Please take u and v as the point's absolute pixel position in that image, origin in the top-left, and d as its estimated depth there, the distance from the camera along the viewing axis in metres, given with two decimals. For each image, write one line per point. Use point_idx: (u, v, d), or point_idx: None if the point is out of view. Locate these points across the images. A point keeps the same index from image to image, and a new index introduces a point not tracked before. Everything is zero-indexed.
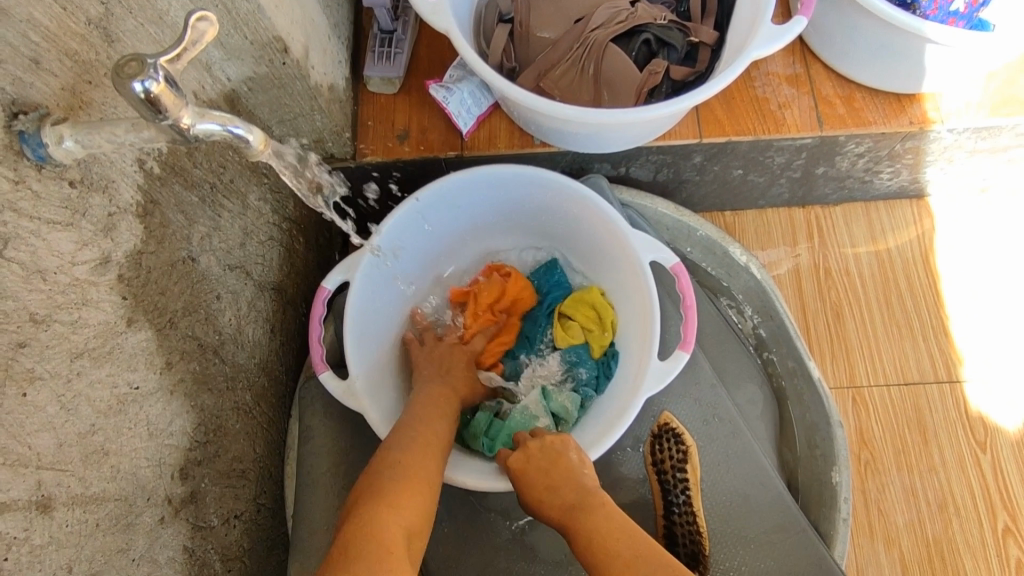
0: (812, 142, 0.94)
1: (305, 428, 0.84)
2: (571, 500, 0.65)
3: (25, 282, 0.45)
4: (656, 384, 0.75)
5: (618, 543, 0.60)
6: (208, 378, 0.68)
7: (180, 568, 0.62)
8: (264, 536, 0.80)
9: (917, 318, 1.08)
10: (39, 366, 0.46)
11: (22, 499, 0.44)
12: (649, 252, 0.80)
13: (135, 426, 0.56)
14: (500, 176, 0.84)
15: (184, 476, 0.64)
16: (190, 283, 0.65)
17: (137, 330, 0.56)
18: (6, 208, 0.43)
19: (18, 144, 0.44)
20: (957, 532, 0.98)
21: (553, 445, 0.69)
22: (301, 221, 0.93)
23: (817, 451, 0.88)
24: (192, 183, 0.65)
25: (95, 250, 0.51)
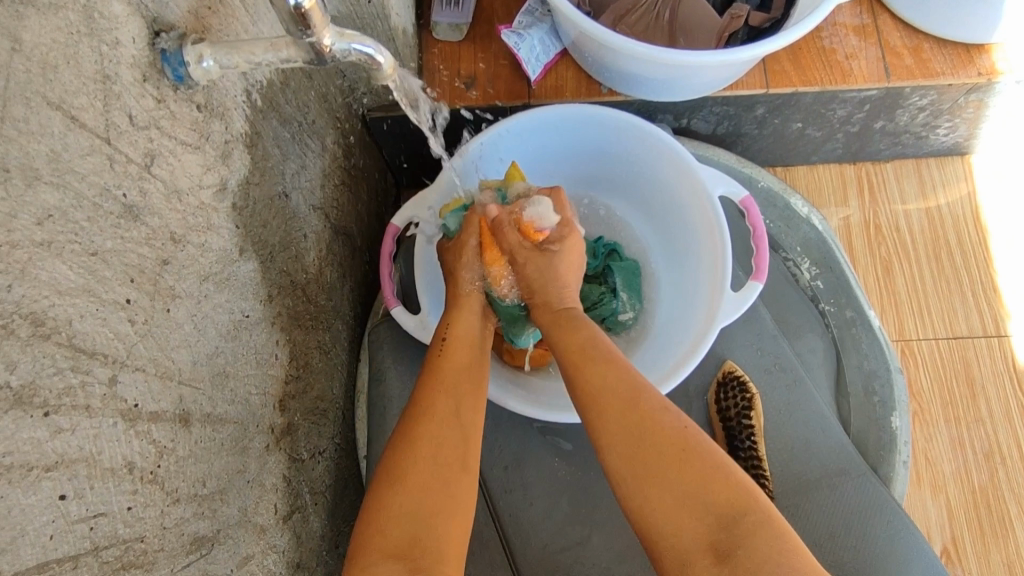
0: (877, 94, 0.95)
1: (377, 371, 0.86)
2: (576, 348, 0.62)
3: (166, 201, 0.45)
4: (732, 313, 0.78)
5: (622, 386, 0.58)
6: (297, 315, 0.69)
7: (281, 494, 0.64)
8: (344, 474, 0.82)
9: (966, 275, 1.10)
10: (177, 284, 0.47)
11: (169, 411, 0.45)
12: (718, 186, 0.82)
13: (247, 353, 0.57)
14: (566, 117, 0.85)
15: (283, 407, 0.65)
16: (284, 219, 0.65)
17: (246, 260, 0.57)
18: (152, 125, 0.43)
19: (160, 63, 0.44)
20: (1002, 481, 1.01)
21: (550, 298, 0.69)
22: (365, 170, 0.94)
23: (875, 398, 0.91)
24: (284, 119, 0.65)
25: (216, 175, 0.52)
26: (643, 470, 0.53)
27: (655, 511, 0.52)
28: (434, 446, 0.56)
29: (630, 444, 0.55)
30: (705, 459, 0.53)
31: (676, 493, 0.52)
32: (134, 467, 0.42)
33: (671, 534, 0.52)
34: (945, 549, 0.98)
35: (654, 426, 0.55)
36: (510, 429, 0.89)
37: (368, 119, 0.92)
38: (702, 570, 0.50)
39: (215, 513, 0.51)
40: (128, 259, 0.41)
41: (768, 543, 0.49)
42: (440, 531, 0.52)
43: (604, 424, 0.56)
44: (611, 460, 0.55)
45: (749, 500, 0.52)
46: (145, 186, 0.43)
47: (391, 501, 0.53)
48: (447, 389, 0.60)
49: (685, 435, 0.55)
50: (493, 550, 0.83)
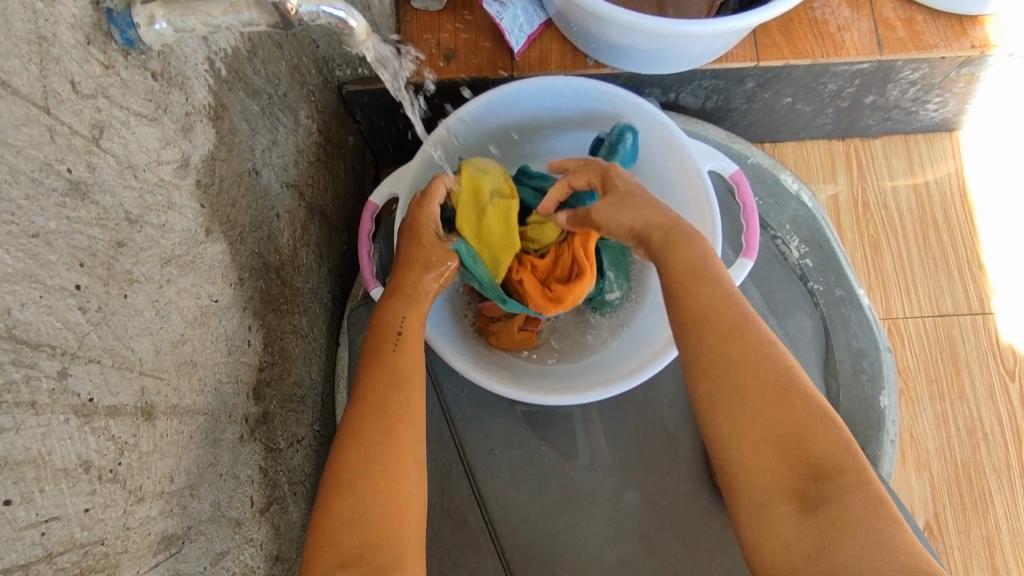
0: (869, 67, 0.93)
1: (358, 356, 0.83)
2: (683, 270, 0.59)
3: (119, 177, 0.42)
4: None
5: (731, 310, 0.56)
6: (271, 298, 0.66)
7: (258, 486, 0.61)
8: (325, 462, 0.80)
9: (953, 252, 1.09)
10: (136, 268, 0.43)
11: (129, 404, 0.42)
12: (708, 161, 0.79)
13: (216, 340, 0.54)
14: (551, 90, 0.82)
15: (257, 396, 0.62)
16: (255, 198, 0.62)
17: (213, 241, 0.54)
18: (99, 94, 0.40)
19: (106, 25, 0.40)
20: (984, 456, 1.02)
21: (659, 232, 0.62)
22: (341, 147, 0.90)
23: (862, 376, 0.90)
24: (253, 91, 0.61)
25: (176, 149, 0.48)
26: (748, 401, 0.52)
27: (743, 447, 0.52)
28: (384, 441, 0.54)
29: (736, 362, 0.53)
30: (806, 406, 0.52)
31: (773, 431, 0.51)
32: (91, 465, 0.39)
33: (755, 474, 0.51)
34: (928, 524, 0.99)
35: (764, 360, 0.53)
36: (496, 414, 0.87)
37: (343, 92, 0.88)
38: (781, 513, 0.49)
39: (184, 510, 0.49)
40: (76, 241, 0.38)
41: (857, 499, 0.48)
42: (388, 531, 0.51)
43: (705, 349, 0.55)
44: (705, 386, 0.54)
45: (845, 456, 0.50)
46: (94, 161, 0.39)
47: (338, 504, 0.51)
48: (393, 384, 0.58)
49: (789, 379, 0.53)
50: (479, 536, 0.82)
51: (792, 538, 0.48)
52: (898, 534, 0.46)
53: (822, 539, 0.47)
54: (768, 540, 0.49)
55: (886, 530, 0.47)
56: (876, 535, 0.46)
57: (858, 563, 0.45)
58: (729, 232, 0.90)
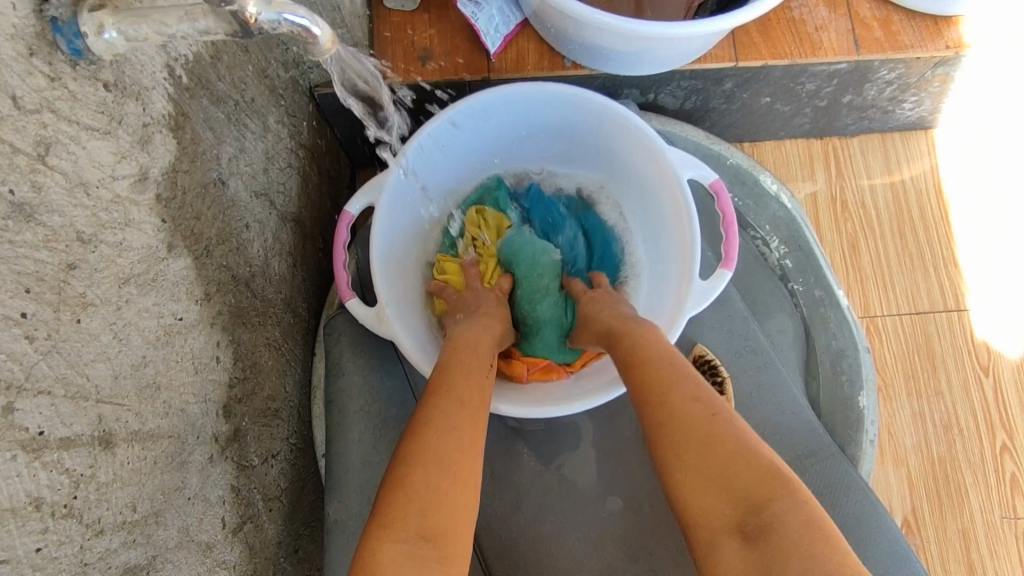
0: (846, 67, 0.93)
1: (334, 366, 0.82)
2: (647, 346, 0.62)
3: (69, 195, 0.39)
4: (701, 303, 0.75)
5: (671, 367, 0.59)
6: (241, 312, 0.64)
7: (230, 506, 0.60)
8: (302, 476, 0.78)
9: (929, 249, 1.10)
10: (89, 291, 0.41)
11: (85, 435, 0.40)
12: (688, 170, 0.78)
13: (182, 359, 0.52)
14: (528, 96, 0.80)
15: (228, 413, 0.60)
16: (221, 208, 0.60)
17: (177, 257, 0.51)
18: (44, 108, 0.37)
19: (51, 34, 0.38)
20: (959, 451, 1.03)
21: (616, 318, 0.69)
22: (315, 151, 0.88)
23: (842, 377, 0.90)
24: (217, 97, 0.59)
25: (134, 163, 0.46)
26: (677, 445, 0.53)
27: (689, 490, 0.51)
28: (464, 438, 0.55)
29: (662, 400, 0.56)
30: (733, 441, 0.52)
31: (710, 470, 0.51)
32: (43, 502, 0.37)
33: (700, 523, 0.50)
34: (905, 520, 1.00)
35: (694, 400, 0.55)
36: (478, 422, 0.85)
37: (315, 95, 0.85)
38: (728, 550, 0.48)
39: (149, 539, 0.47)
40: (21, 266, 0.36)
41: (795, 531, 0.46)
42: (463, 517, 0.50)
43: (643, 398, 0.58)
44: (649, 433, 0.56)
45: (781, 483, 0.49)
46: (39, 179, 0.37)
47: (437, 477, 0.51)
48: (469, 392, 0.59)
49: (715, 421, 0.53)
50: None
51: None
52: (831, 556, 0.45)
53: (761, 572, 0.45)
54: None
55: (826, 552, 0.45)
56: (817, 558, 0.44)
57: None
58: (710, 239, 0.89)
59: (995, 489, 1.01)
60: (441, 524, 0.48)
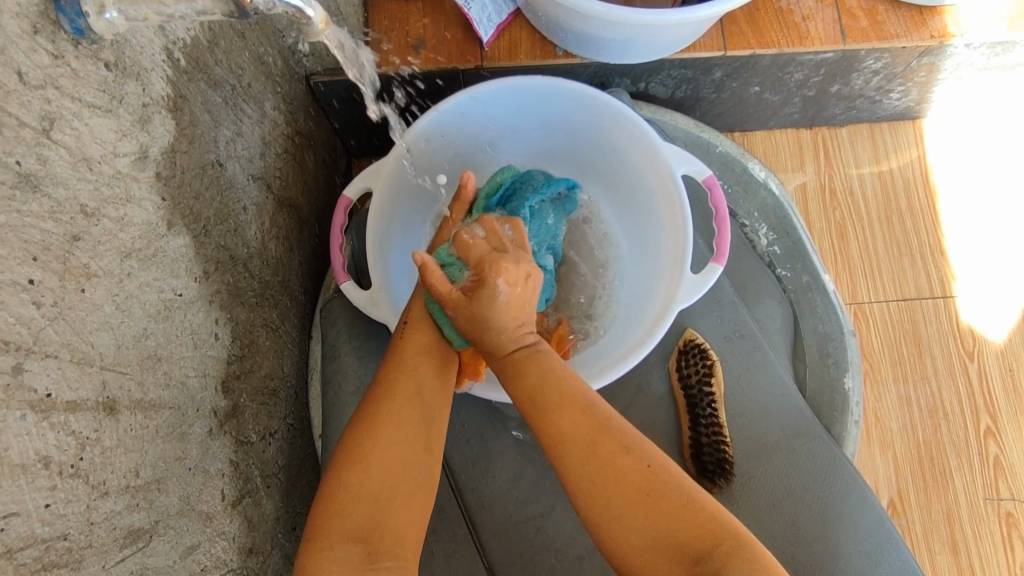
0: (833, 57, 0.94)
1: (331, 348, 0.83)
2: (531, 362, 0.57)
3: (73, 169, 0.41)
4: (691, 296, 0.76)
5: (591, 410, 0.54)
6: (239, 291, 0.65)
7: (228, 479, 0.61)
8: (299, 455, 0.79)
9: (916, 237, 1.12)
10: (93, 262, 0.43)
11: (90, 400, 0.42)
12: (681, 165, 0.80)
13: (181, 333, 0.53)
14: (527, 89, 0.82)
15: (226, 389, 0.62)
16: (219, 190, 0.61)
17: (176, 235, 0.53)
18: (49, 85, 0.39)
19: (55, 14, 0.39)
20: (945, 435, 1.05)
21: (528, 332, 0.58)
22: (311, 138, 0.89)
23: (829, 360, 0.92)
24: (215, 82, 0.61)
25: (134, 141, 0.47)
26: (610, 497, 0.51)
27: (628, 537, 0.51)
28: (399, 428, 0.55)
29: (598, 455, 0.52)
30: (670, 491, 0.51)
31: (648, 522, 0.51)
32: (51, 461, 0.38)
33: (645, 570, 0.51)
34: (891, 501, 1.02)
35: (633, 454, 0.52)
36: (472, 404, 0.87)
37: (311, 83, 0.87)
38: None
39: (151, 504, 0.48)
40: (28, 235, 0.37)
41: (740, 573, 0.49)
42: (398, 516, 0.52)
43: (564, 445, 0.53)
44: (578, 484, 0.52)
45: (722, 528, 0.51)
46: (45, 152, 0.39)
47: (355, 483, 0.52)
48: (414, 370, 0.59)
49: (652, 471, 0.52)
50: (454, 525, 0.83)
51: None
52: None
53: None
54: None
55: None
56: None
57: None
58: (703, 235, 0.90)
59: (979, 472, 1.03)
60: (370, 525, 0.51)
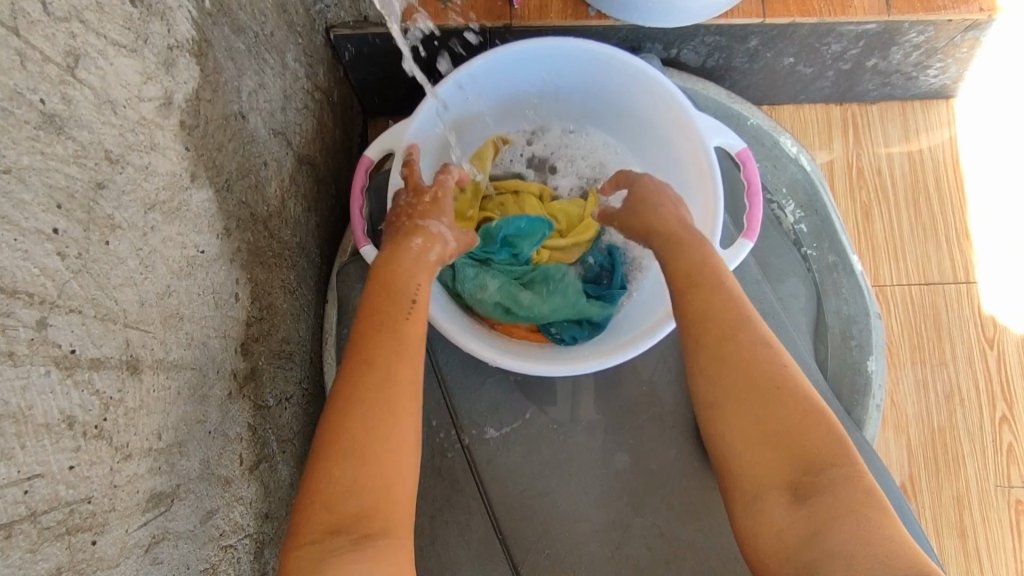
0: (875, 28, 0.91)
1: (348, 314, 0.81)
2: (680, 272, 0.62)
3: (97, 112, 0.38)
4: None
5: (734, 313, 0.58)
6: (259, 251, 0.63)
7: (247, 444, 0.60)
8: (313, 421, 0.78)
9: (942, 221, 1.09)
10: (117, 213, 0.40)
11: (114, 358, 0.40)
12: (715, 137, 0.77)
13: (203, 293, 0.51)
14: (555, 52, 0.78)
15: (245, 351, 0.60)
16: (241, 144, 0.58)
17: (199, 188, 0.50)
18: (73, 17, 0.36)
19: None
20: (959, 421, 1.04)
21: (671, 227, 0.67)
22: (330, 94, 0.86)
23: (851, 342, 0.91)
24: (239, 28, 0.57)
25: (158, 86, 0.44)
26: (729, 396, 0.54)
27: (735, 441, 0.53)
28: (388, 412, 0.53)
29: (727, 363, 0.55)
30: (798, 401, 0.53)
31: (760, 426, 0.52)
32: (75, 421, 0.37)
33: (757, 471, 0.51)
34: (902, 484, 1.02)
35: (763, 362, 0.55)
36: (490, 374, 0.86)
37: (331, 36, 0.83)
38: (777, 505, 0.49)
39: (173, 468, 0.47)
40: (53, 179, 0.35)
41: (850, 494, 0.47)
42: (371, 492, 0.51)
43: (694, 354, 0.58)
44: (706, 383, 0.56)
45: (840, 452, 0.50)
46: (69, 92, 0.36)
47: (341, 474, 0.51)
48: (402, 352, 0.57)
49: (784, 380, 0.54)
50: (469, 496, 0.82)
51: (784, 531, 0.48)
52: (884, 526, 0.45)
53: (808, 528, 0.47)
54: (762, 538, 0.49)
55: (880, 533, 0.44)
56: (865, 526, 0.45)
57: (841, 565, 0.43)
58: (732, 209, 0.87)
59: (992, 459, 1.03)
60: (360, 508, 0.50)
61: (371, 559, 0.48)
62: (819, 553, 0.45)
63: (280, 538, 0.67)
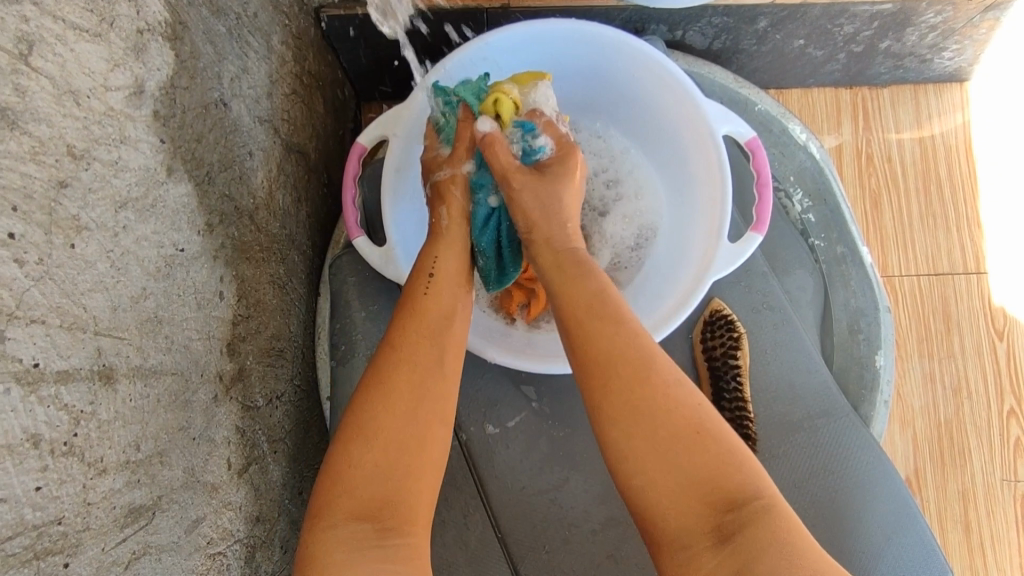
0: (890, 8, 0.87)
1: (341, 308, 0.79)
2: (579, 300, 0.55)
3: (57, 104, 0.35)
4: (727, 266, 0.72)
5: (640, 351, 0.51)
6: (245, 247, 0.60)
7: (235, 448, 0.57)
8: (306, 419, 0.76)
9: (953, 210, 1.06)
10: (84, 214, 0.37)
11: (84, 369, 0.37)
12: (723, 124, 0.74)
13: (184, 293, 0.48)
14: (554, 35, 0.75)
15: (232, 351, 0.57)
16: (223, 133, 0.55)
17: (177, 182, 0.47)
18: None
19: None
20: (967, 414, 1.02)
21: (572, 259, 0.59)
22: (320, 79, 0.82)
23: (859, 336, 0.88)
24: (218, 9, 0.54)
25: (128, 73, 0.41)
26: (643, 434, 0.48)
27: (650, 481, 0.48)
28: (415, 397, 0.52)
29: (634, 404, 0.49)
30: (711, 445, 0.48)
31: (676, 473, 0.48)
32: (41, 439, 0.34)
33: (678, 515, 0.47)
34: (907, 478, 1.01)
35: (664, 400, 0.49)
36: (488, 370, 0.84)
37: (320, 17, 0.79)
38: (704, 553, 0.46)
39: (154, 479, 0.44)
40: (5, 179, 0.32)
41: (772, 530, 0.45)
42: (410, 484, 0.49)
43: (608, 377, 0.51)
44: (618, 425, 0.49)
45: (759, 488, 0.48)
46: (23, 82, 0.33)
47: (361, 458, 0.49)
48: (429, 336, 0.55)
49: (694, 418, 0.49)
50: (466, 494, 0.80)
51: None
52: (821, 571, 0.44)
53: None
54: None
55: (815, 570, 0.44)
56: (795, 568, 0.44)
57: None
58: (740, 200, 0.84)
59: (999, 453, 1.01)
60: (381, 493, 0.48)
61: (397, 553, 0.47)
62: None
63: (272, 541, 0.65)
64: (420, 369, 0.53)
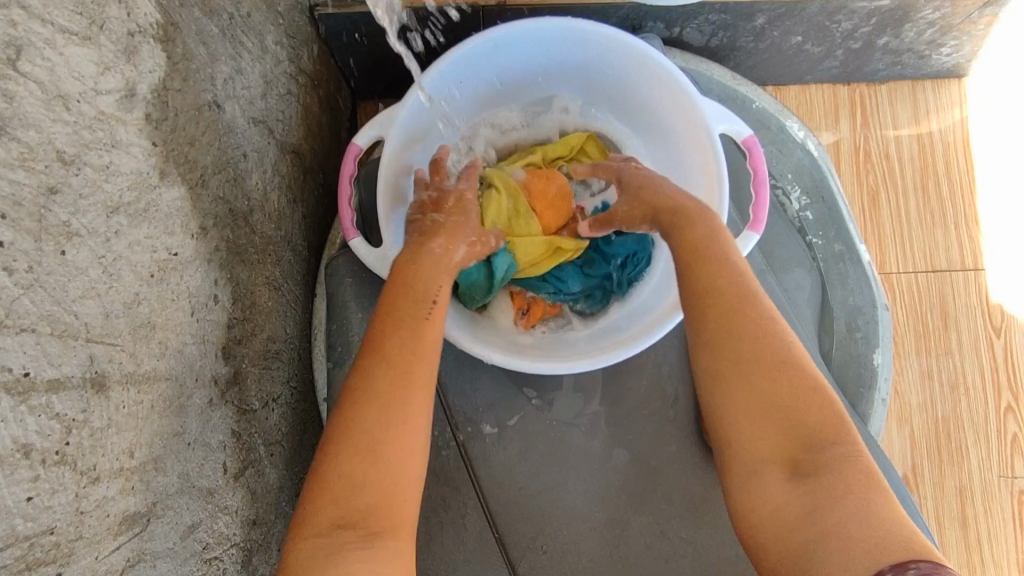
0: (888, 5, 0.87)
1: (338, 309, 0.79)
2: (692, 240, 0.59)
3: (46, 109, 0.35)
4: None
5: (742, 290, 0.55)
6: (240, 249, 0.60)
7: (230, 451, 0.57)
8: (302, 420, 0.75)
9: (950, 207, 1.06)
10: (74, 220, 0.37)
11: (76, 377, 0.37)
12: (720, 123, 0.73)
13: (178, 298, 0.48)
14: (551, 32, 0.74)
15: (227, 354, 0.57)
16: (217, 135, 0.54)
17: (170, 186, 0.47)
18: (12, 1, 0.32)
19: None
20: (964, 411, 1.02)
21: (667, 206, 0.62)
22: (315, 77, 0.81)
23: (857, 334, 0.88)
24: (211, 9, 0.53)
25: (119, 77, 0.40)
26: (740, 365, 0.52)
27: (733, 410, 0.51)
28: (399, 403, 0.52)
29: (725, 337, 0.53)
30: (801, 382, 0.51)
31: (769, 406, 0.50)
32: (32, 449, 0.34)
33: (757, 442, 0.50)
34: (904, 475, 1.01)
35: (762, 336, 0.52)
36: (486, 370, 0.83)
37: (315, 15, 0.79)
38: (774, 482, 0.49)
39: (149, 486, 0.44)
40: None
41: (850, 477, 0.46)
42: (377, 492, 0.48)
43: (701, 316, 0.55)
44: (704, 356, 0.54)
45: (840, 435, 0.49)
46: (11, 88, 0.33)
47: (341, 465, 0.49)
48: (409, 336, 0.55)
49: (786, 357, 0.51)
50: (464, 495, 0.80)
51: (779, 505, 0.47)
52: (894, 521, 0.44)
53: (807, 506, 0.46)
54: (754, 510, 0.49)
55: (884, 521, 0.43)
56: (864, 509, 0.44)
57: (838, 544, 0.42)
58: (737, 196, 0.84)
59: (995, 449, 1.01)
60: (365, 503, 0.48)
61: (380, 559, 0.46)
62: (818, 531, 0.44)
63: (269, 543, 0.65)
64: (406, 377, 0.53)
